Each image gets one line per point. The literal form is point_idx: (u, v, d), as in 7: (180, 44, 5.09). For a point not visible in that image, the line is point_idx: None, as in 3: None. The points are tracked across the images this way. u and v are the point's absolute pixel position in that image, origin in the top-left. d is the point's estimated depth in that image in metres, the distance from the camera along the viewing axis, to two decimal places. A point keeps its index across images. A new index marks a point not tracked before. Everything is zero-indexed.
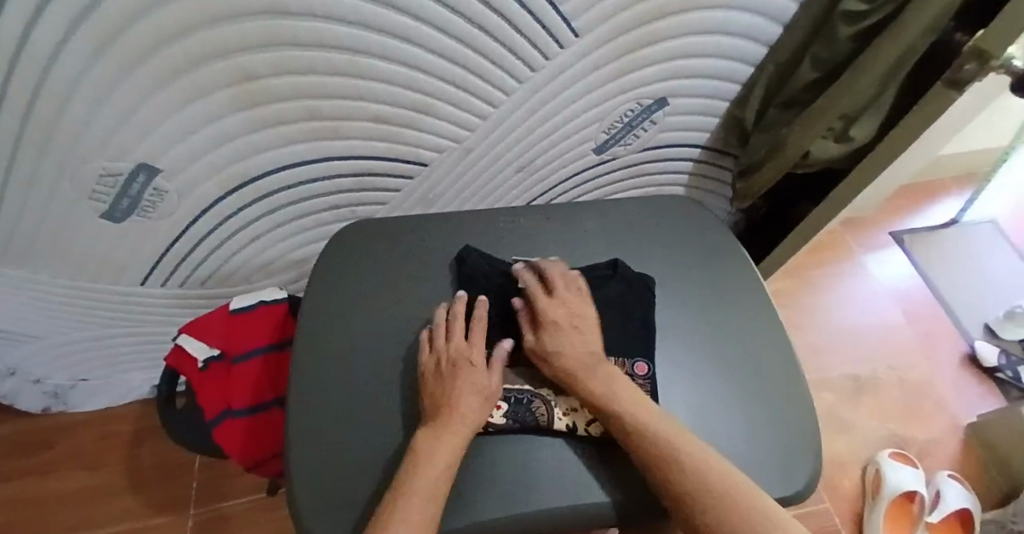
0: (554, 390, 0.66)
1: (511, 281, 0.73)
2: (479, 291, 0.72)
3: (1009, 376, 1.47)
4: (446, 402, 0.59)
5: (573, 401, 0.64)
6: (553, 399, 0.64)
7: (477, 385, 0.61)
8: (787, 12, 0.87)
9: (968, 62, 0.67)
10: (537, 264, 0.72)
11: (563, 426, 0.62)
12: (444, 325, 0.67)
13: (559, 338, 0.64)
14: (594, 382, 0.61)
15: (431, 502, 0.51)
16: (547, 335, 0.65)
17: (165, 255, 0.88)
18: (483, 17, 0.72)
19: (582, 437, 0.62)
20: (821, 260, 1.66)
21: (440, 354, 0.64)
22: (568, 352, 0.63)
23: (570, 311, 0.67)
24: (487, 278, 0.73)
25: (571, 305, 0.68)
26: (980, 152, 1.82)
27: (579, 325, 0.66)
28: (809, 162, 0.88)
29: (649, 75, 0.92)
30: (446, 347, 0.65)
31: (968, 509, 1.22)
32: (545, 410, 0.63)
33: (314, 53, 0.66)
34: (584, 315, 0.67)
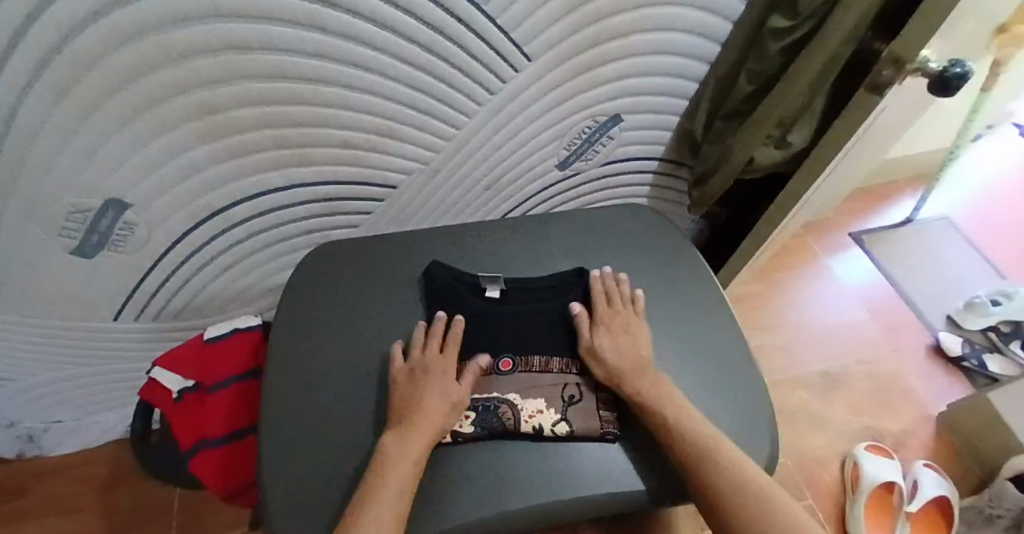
0: (520, 393, 0.67)
1: (475, 295, 0.76)
2: (448, 304, 0.75)
3: (975, 364, 1.53)
4: (414, 407, 0.62)
5: (538, 403, 0.67)
6: (519, 403, 0.66)
7: (445, 394, 0.64)
8: (725, 30, 0.93)
9: (886, 68, 0.73)
10: (599, 279, 0.78)
11: (530, 429, 0.65)
12: (417, 337, 0.70)
13: (615, 340, 0.70)
14: (643, 382, 0.66)
15: (399, 500, 0.53)
16: (606, 338, 0.70)
17: (137, 289, 0.89)
18: (438, 44, 0.76)
19: (548, 437, 0.65)
20: (787, 263, 1.72)
21: (413, 365, 0.67)
22: (620, 354, 0.68)
23: (625, 321, 0.73)
24: (454, 292, 0.76)
25: (627, 318, 0.73)
26: (928, 153, 1.92)
27: (633, 333, 0.72)
28: (755, 167, 0.93)
29: (602, 93, 0.97)
30: (420, 358, 0.67)
31: (945, 496, 1.25)
32: (511, 414, 0.65)
33: (275, 84, 0.69)
34: (637, 326, 0.73)
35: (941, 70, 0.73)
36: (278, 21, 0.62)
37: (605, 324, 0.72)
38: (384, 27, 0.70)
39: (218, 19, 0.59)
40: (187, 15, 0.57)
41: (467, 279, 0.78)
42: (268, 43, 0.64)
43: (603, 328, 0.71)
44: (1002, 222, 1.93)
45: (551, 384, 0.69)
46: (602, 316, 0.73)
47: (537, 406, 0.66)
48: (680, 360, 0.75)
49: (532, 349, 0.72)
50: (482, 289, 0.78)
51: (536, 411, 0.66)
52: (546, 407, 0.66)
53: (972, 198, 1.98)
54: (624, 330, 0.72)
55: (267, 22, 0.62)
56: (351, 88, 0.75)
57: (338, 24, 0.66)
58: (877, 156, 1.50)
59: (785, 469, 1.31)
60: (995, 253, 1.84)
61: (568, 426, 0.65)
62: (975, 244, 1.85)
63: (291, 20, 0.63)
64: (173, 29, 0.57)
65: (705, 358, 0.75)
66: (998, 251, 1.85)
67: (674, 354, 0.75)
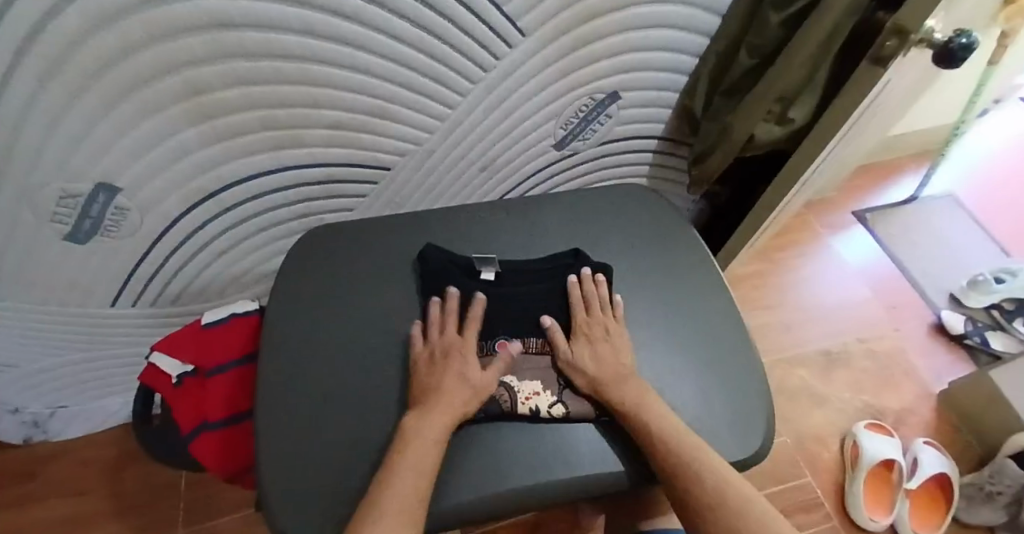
0: (516, 375, 0.68)
1: (470, 276, 0.76)
2: (443, 287, 0.74)
3: (977, 341, 1.52)
4: (436, 390, 0.62)
5: (535, 385, 0.68)
6: (516, 386, 0.67)
7: (465, 379, 0.64)
8: (724, 3, 0.91)
9: (889, 39, 0.71)
10: (579, 284, 0.75)
11: (526, 410, 0.65)
12: (432, 321, 0.70)
13: (594, 350, 0.69)
14: (624, 392, 0.65)
15: (420, 477, 0.54)
16: (585, 349, 0.69)
17: (133, 274, 0.89)
18: (429, 20, 0.74)
19: (545, 419, 0.65)
20: (790, 242, 1.71)
21: (433, 346, 0.67)
22: (600, 365, 0.67)
23: (605, 328, 0.71)
24: (449, 275, 0.75)
25: (608, 325, 0.72)
26: (933, 129, 1.89)
27: (613, 341, 0.71)
28: (755, 145, 0.92)
29: (599, 70, 0.95)
30: (439, 341, 0.68)
31: (945, 473, 1.25)
32: (508, 396, 0.66)
33: (263, 64, 0.68)
34: (618, 334, 0.71)
35: (946, 41, 0.71)
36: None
37: (584, 334, 0.71)
38: (372, 3, 0.68)
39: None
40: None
41: (461, 260, 0.78)
42: (254, 21, 0.63)
43: (582, 338, 0.70)
44: (1008, 198, 1.90)
45: (548, 368, 0.70)
46: (580, 325, 0.72)
47: (534, 388, 0.67)
48: (676, 339, 0.75)
49: (528, 331, 0.73)
50: (477, 271, 0.77)
51: (533, 392, 0.67)
52: (542, 389, 0.67)
53: (978, 174, 1.95)
54: (603, 339, 0.70)
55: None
56: (342, 67, 0.74)
57: (325, 1, 0.65)
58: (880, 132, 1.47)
59: (786, 447, 1.32)
60: (1000, 231, 1.82)
61: (564, 408, 0.66)
62: (980, 222, 1.83)
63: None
64: (156, 7, 0.56)
65: (701, 337, 0.76)
66: (1002, 228, 1.83)
67: (670, 335, 0.75)
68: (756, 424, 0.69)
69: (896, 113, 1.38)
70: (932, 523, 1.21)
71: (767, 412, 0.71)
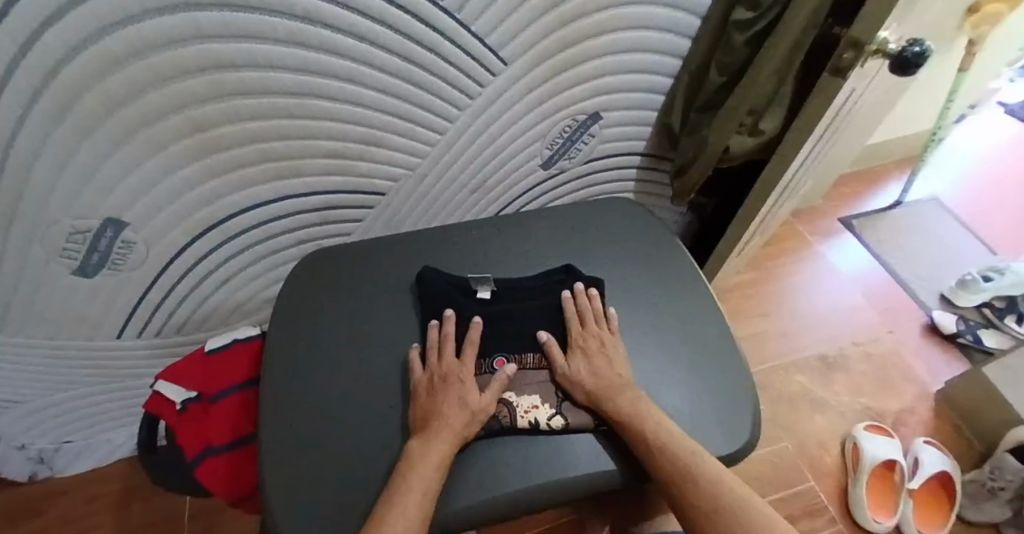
0: (513, 390, 0.70)
1: (466, 297, 0.78)
2: (440, 305, 0.76)
3: (971, 340, 1.54)
4: (435, 416, 0.64)
5: (534, 398, 0.69)
6: (513, 401, 0.69)
7: (463, 402, 0.66)
8: (693, 25, 0.96)
9: (846, 51, 0.76)
10: (574, 298, 0.77)
11: (526, 423, 0.67)
12: (431, 346, 0.71)
13: (590, 363, 0.71)
14: (621, 403, 0.67)
15: (423, 503, 0.56)
16: (582, 362, 0.71)
17: (139, 306, 0.92)
18: (415, 53, 0.79)
19: (545, 432, 0.67)
20: (780, 250, 1.74)
21: (432, 372, 0.69)
22: (597, 377, 0.69)
23: (601, 340, 0.73)
24: (444, 295, 0.77)
25: (603, 337, 0.74)
26: (912, 135, 1.95)
27: (609, 353, 0.73)
28: (730, 156, 0.96)
29: (580, 92, 1.00)
30: (438, 367, 0.69)
31: (946, 471, 1.26)
32: (507, 411, 0.68)
33: (261, 99, 0.73)
34: (614, 345, 0.73)
35: (900, 50, 0.76)
36: (262, 38, 0.66)
37: (580, 347, 0.73)
38: (362, 39, 0.73)
39: (205, 39, 0.62)
40: (175, 36, 0.60)
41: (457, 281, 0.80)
42: (254, 60, 0.67)
43: (578, 351, 0.72)
44: (990, 199, 1.95)
45: (545, 381, 0.72)
46: (576, 339, 0.74)
47: (532, 402, 0.69)
48: (664, 344, 0.78)
49: (524, 346, 0.74)
50: (473, 290, 0.80)
51: (531, 406, 0.69)
52: (541, 402, 0.69)
53: (959, 177, 2.00)
54: (599, 351, 0.72)
55: (251, 39, 0.65)
56: (336, 98, 0.78)
57: (318, 39, 0.69)
58: (858, 142, 1.52)
59: (787, 453, 1.32)
60: (985, 230, 1.86)
61: (563, 419, 0.68)
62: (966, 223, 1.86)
63: (274, 35, 0.66)
64: (162, 50, 0.61)
65: (688, 342, 0.78)
66: (987, 228, 1.87)
67: (659, 341, 0.78)
68: (742, 420, 0.72)
69: (871, 123, 1.43)
70: (936, 523, 1.21)
71: (753, 410, 0.74)
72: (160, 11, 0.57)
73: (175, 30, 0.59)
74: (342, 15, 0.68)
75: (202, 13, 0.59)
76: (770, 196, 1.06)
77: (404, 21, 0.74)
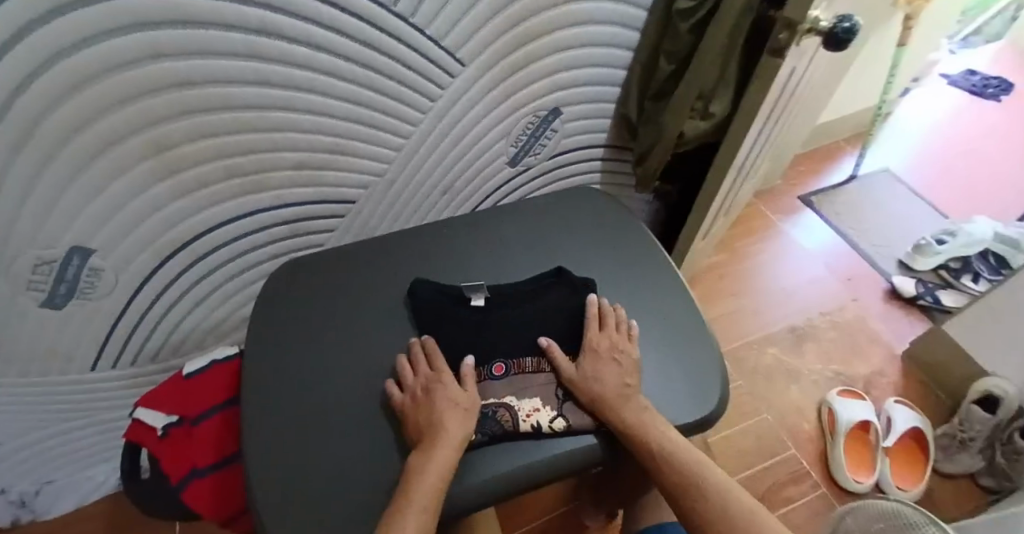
0: (516, 394, 0.71)
1: (461, 305, 0.78)
2: (433, 317, 0.77)
3: (931, 301, 1.62)
4: (430, 425, 0.63)
5: (535, 401, 0.70)
6: (516, 405, 0.70)
7: (454, 403, 0.66)
8: (640, 18, 1.00)
9: (781, 32, 0.80)
10: (598, 305, 0.78)
11: (529, 427, 0.69)
12: (417, 355, 0.72)
13: (601, 367, 0.71)
14: (626, 412, 0.66)
15: (427, 510, 0.54)
16: (593, 365, 0.72)
17: (110, 336, 0.91)
18: (373, 59, 0.81)
19: (548, 434, 0.69)
20: (745, 231, 1.80)
21: (411, 391, 0.68)
22: (606, 381, 0.69)
23: (613, 343, 0.74)
24: (440, 308, 0.78)
25: (616, 340, 0.74)
26: (859, 112, 2.04)
27: (621, 358, 0.73)
28: (686, 140, 1.00)
29: (538, 89, 1.03)
30: (415, 383, 0.69)
31: (919, 427, 1.32)
32: (509, 416, 0.69)
33: (221, 115, 0.73)
34: (627, 351, 0.73)
35: (831, 27, 0.80)
36: (220, 53, 0.67)
37: (593, 349, 0.73)
38: (319, 50, 0.74)
39: (160, 56, 0.63)
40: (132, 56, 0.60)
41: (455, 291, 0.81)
42: (212, 74, 0.68)
43: (591, 354, 0.73)
44: (937, 166, 2.05)
45: (545, 383, 0.72)
46: (591, 340, 0.74)
47: (533, 405, 0.70)
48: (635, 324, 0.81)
49: (504, 338, 0.75)
50: (467, 299, 0.79)
51: (533, 409, 0.70)
52: (542, 405, 0.70)
53: (907, 147, 2.10)
54: (612, 356, 0.72)
55: (207, 55, 0.66)
56: (297, 109, 0.79)
57: (276, 51, 0.71)
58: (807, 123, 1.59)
59: (767, 424, 1.36)
60: (935, 196, 1.95)
61: (565, 421, 0.69)
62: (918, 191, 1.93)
63: (230, 50, 0.67)
64: (120, 70, 0.61)
65: (658, 320, 0.82)
66: (937, 194, 1.96)
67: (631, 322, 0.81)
68: (714, 389, 0.75)
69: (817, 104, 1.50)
70: (912, 477, 1.27)
71: (722, 378, 0.77)
72: (114, 30, 0.58)
73: (130, 49, 0.60)
74: (297, 25, 0.70)
75: (155, 31, 0.60)
76: (726, 177, 1.09)
77: (359, 30, 0.75)
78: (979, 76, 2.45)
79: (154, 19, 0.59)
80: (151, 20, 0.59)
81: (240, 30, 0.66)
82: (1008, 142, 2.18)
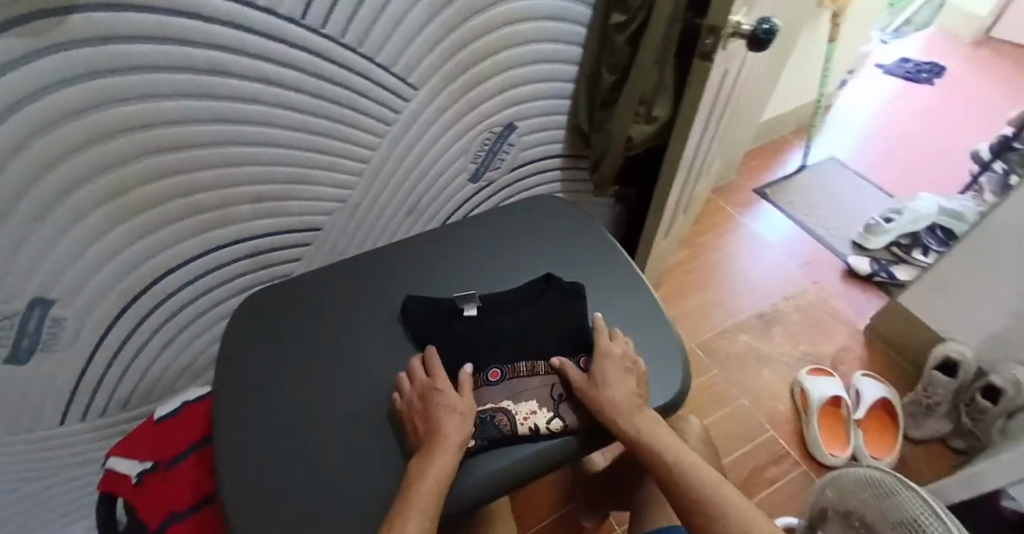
0: (512, 398, 0.72)
1: (455, 313, 0.80)
2: (428, 329, 0.79)
3: (885, 277, 1.70)
4: (429, 431, 0.65)
5: (530, 404, 0.72)
6: (512, 409, 0.71)
7: (451, 408, 0.67)
8: (581, 33, 1.06)
9: (708, 37, 0.85)
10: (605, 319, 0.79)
11: (526, 430, 0.70)
12: (415, 365, 0.73)
13: (611, 375, 0.71)
14: (637, 420, 0.67)
15: (427, 512, 0.56)
16: (603, 372, 0.71)
17: (78, 387, 0.89)
18: (326, 90, 0.83)
19: (545, 435, 0.71)
20: (707, 226, 1.86)
21: (410, 397, 0.70)
22: (613, 388, 0.70)
23: (624, 353, 0.74)
24: (435, 318, 0.80)
25: (625, 349, 0.75)
26: (802, 106, 2.14)
27: (630, 368, 0.73)
28: (635, 144, 1.05)
29: (492, 106, 1.07)
30: (414, 389, 0.70)
31: (886, 397, 1.37)
32: (507, 421, 0.70)
33: (178, 154, 0.74)
34: (634, 361, 0.74)
35: (752, 30, 0.86)
36: (174, 94, 0.69)
37: (603, 356, 0.73)
38: (272, 84, 0.76)
39: (115, 100, 0.64)
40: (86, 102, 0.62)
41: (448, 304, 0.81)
42: (168, 114, 0.70)
43: (600, 361, 0.73)
44: (880, 150, 2.16)
45: (539, 386, 0.74)
46: (601, 349, 0.74)
47: (530, 408, 0.72)
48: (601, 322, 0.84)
49: (476, 347, 0.77)
50: (460, 309, 0.80)
51: (530, 412, 0.72)
52: (538, 407, 0.72)
53: (850, 135, 2.21)
54: (622, 365, 0.73)
55: (161, 96, 0.68)
56: (256, 142, 0.81)
57: (229, 88, 0.73)
58: (752, 118, 1.68)
59: (745, 409, 1.41)
60: (880, 178, 2.05)
61: (561, 422, 0.72)
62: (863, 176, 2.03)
63: (183, 90, 0.69)
64: (76, 117, 0.62)
65: (623, 316, 0.85)
66: (881, 175, 2.07)
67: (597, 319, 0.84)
68: (678, 374, 0.79)
69: (758, 101, 1.59)
70: (886, 446, 1.31)
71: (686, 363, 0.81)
72: (68, 80, 0.59)
73: (85, 96, 0.61)
74: (248, 62, 0.72)
75: (108, 77, 0.62)
76: (678, 175, 1.14)
77: (311, 62, 0.78)
78: (914, 64, 2.59)
79: (106, 65, 0.61)
80: (103, 67, 0.61)
81: (192, 70, 0.68)
82: (944, 121, 2.31)
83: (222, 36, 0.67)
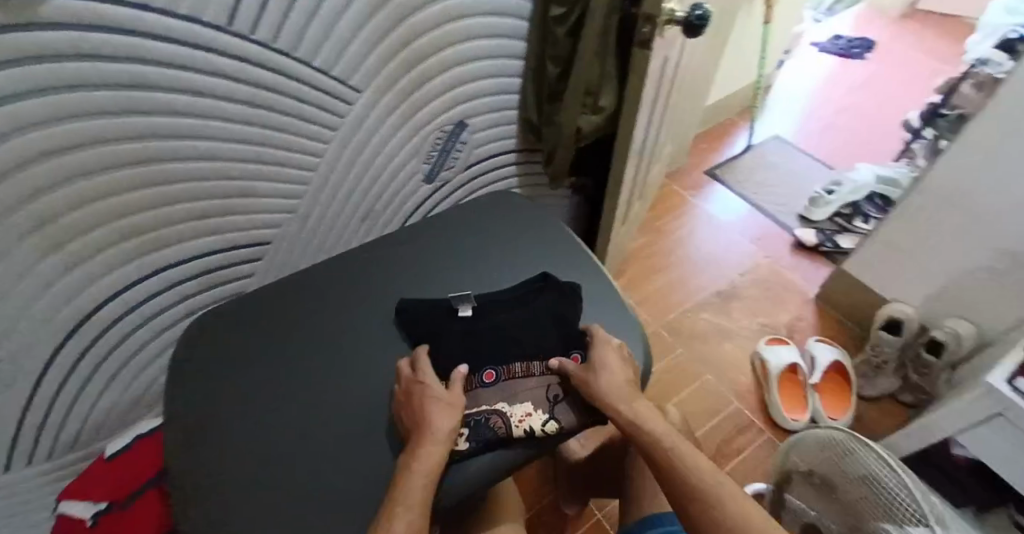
0: (507, 400, 0.73)
1: (449, 316, 0.80)
2: (422, 333, 0.79)
3: (831, 246, 1.78)
4: (418, 423, 0.66)
5: (525, 405, 0.73)
6: (507, 411, 0.72)
7: (439, 398, 0.68)
8: (522, 27, 1.06)
9: (645, 26, 0.87)
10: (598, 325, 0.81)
11: (522, 432, 0.71)
12: (403, 364, 0.74)
13: (608, 366, 0.72)
14: (632, 409, 0.68)
15: (412, 507, 0.57)
16: (598, 362, 0.73)
17: (18, 431, 0.83)
18: (262, 98, 0.80)
19: (541, 436, 0.72)
20: (663, 209, 1.91)
21: (403, 390, 0.71)
22: (609, 377, 0.71)
23: (619, 346, 0.76)
24: (433, 320, 0.79)
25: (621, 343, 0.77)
26: (744, 87, 2.21)
27: (624, 360, 0.75)
28: (584, 134, 1.06)
29: (439, 105, 1.06)
30: (407, 382, 0.71)
31: (840, 361, 1.42)
32: (502, 423, 0.71)
33: (105, 176, 0.70)
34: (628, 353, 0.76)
35: (686, 17, 0.88)
36: (115, 105, 0.66)
37: (598, 348, 0.75)
38: (209, 94, 0.74)
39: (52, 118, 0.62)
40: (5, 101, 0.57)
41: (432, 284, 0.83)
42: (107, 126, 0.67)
43: (596, 353, 0.74)
44: (818, 126, 2.26)
45: (536, 386, 0.75)
46: (597, 341, 0.76)
47: (525, 410, 0.73)
48: None
49: (440, 352, 0.76)
50: (455, 309, 0.80)
51: (525, 414, 0.72)
52: (534, 409, 0.73)
53: (790, 113, 2.30)
54: (618, 358, 0.74)
55: (93, 111, 0.65)
56: (205, 152, 0.78)
57: (161, 96, 0.69)
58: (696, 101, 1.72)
59: (711, 384, 1.45)
60: (821, 152, 2.14)
61: (557, 423, 0.72)
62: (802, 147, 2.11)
63: (110, 96, 0.65)
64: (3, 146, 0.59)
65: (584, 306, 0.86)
66: (822, 149, 2.16)
67: None
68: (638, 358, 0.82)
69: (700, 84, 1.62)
70: (842, 407, 1.38)
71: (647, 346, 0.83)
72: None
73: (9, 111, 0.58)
74: (181, 72, 0.69)
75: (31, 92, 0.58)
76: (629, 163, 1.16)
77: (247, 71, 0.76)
78: (845, 40, 2.71)
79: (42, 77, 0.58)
80: (11, 90, 0.57)
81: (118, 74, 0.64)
82: (875, 94, 2.43)
83: (146, 48, 0.65)
